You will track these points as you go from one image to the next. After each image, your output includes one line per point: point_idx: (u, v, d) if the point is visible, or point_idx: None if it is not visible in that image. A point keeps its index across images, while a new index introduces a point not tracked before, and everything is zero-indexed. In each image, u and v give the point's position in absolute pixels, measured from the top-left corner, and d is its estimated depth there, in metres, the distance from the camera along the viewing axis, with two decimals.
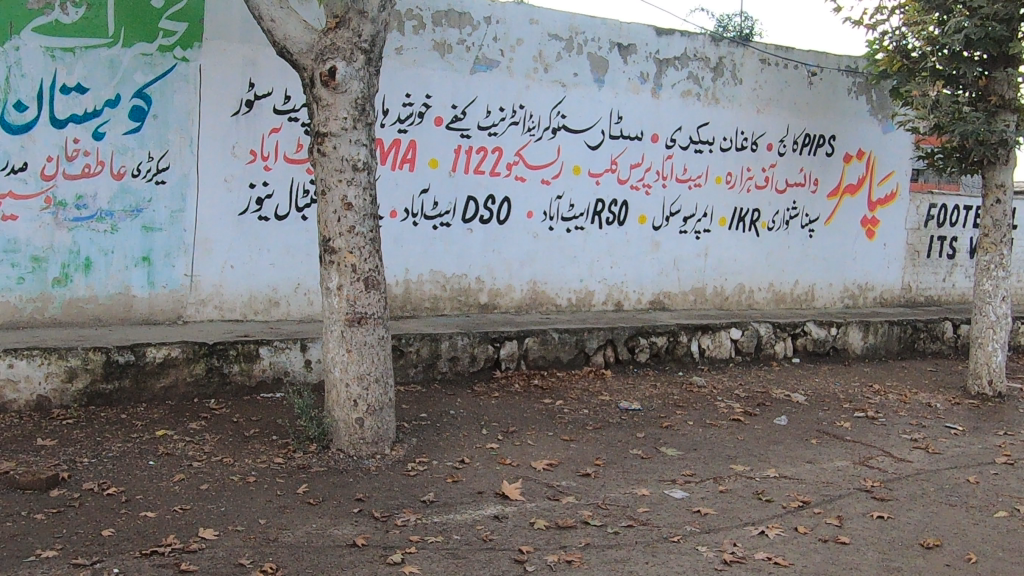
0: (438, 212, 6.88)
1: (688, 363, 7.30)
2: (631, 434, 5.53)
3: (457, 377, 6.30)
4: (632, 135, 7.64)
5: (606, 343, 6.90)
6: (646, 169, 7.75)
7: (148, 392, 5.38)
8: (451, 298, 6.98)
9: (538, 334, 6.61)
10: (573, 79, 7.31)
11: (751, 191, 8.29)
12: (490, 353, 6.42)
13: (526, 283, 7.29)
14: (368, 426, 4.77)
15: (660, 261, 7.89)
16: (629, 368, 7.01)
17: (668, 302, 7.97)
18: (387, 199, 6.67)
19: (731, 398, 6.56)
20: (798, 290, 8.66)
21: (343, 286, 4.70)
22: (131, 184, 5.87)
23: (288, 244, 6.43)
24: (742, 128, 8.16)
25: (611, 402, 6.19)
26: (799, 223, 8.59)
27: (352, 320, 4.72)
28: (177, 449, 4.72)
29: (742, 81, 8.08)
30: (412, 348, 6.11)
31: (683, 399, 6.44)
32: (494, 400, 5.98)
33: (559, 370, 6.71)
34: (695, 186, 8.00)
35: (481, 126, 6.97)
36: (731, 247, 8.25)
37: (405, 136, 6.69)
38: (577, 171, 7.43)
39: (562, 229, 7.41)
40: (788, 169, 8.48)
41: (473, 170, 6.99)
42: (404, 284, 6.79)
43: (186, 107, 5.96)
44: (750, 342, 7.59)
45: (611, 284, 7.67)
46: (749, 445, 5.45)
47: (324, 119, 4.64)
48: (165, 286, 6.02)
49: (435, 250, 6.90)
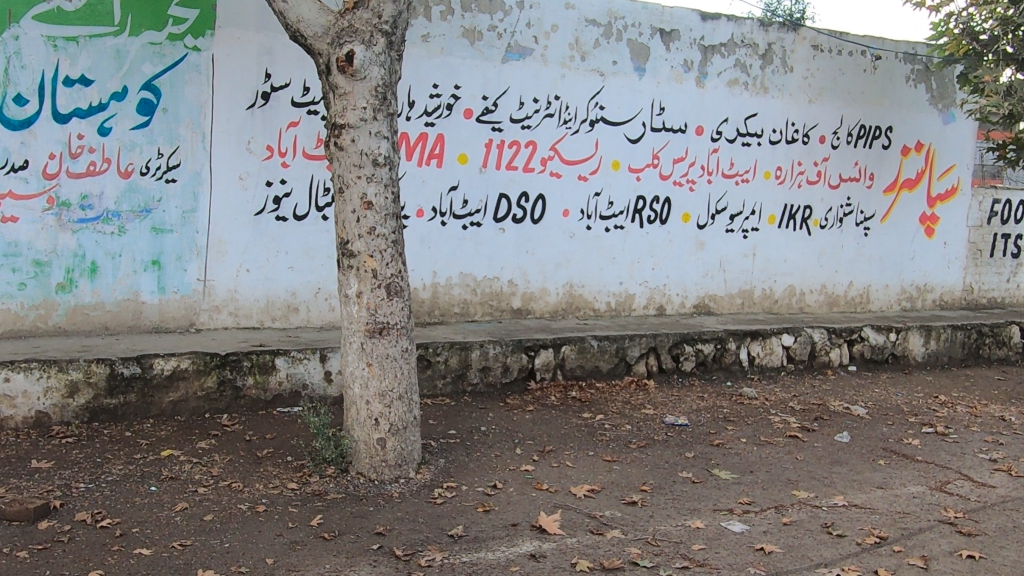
0: (468, 211, 6.43)
1: (737, 372, 6.78)
2: (679, 454, 5.04)
3: (489, 390, 5.86)
4: (676, 128, 7.13)
5: (648, 351, 6.42)
6: (691, 164, 7.24)
7: (155, 407, 4.98)
8: (482, 303, 6.53)
9: (576, 342, 6.13)
10: (613, 68, 6.82)
11: (803, 186, 7.75)
12: (525, 362, 5.95)
13: (563, 286, 6.81)
14: (391, 447, 4.34)
15: (705, 262, 7.38)
16: (673, 378, 6.51)
17: (714, 306, 7.45)
18: (413, 197, 6.24)
19: (785, 412, 6.04)
20: (853, 292, 8.10)
21: (363, 293, 4.27)
22: (140, 182, 5.48)
23: (307, 246, 6.02)
24: (793, 119, 7.62)
25: (656, 416, 5.70)
26: (854, 221, 8.03)
27: (372, 331, 4.28)
28: (182, 473, 4.31)
29: (793, 69, 7.54)
30: (440, 357, 5.68)
31: (733, 413, 5.93)
32: (529, 415, 5.51)
33: (599, 381, 6.23)
34: (742, 181, 7.47)
35: (513, 119, 6.51)
36: (781, 247, 7.72)
37: (433, 130, 6.25)
38: (616, 167, 6.95)
39: (601, 228, 6.92)
40: (842, 163, 7.93)
41: (506, 166, 6.53)
42: (431, 288, 6.35)
43: (198, 99, 5.56)
44: (804, 349, 7.06)
45: (653, 287, 7.17)
46: (810, 467, 4.93)
47: (341, 109, 4.21)
48: (176, 291, 5.63)
49: (464, 253, 6.45)
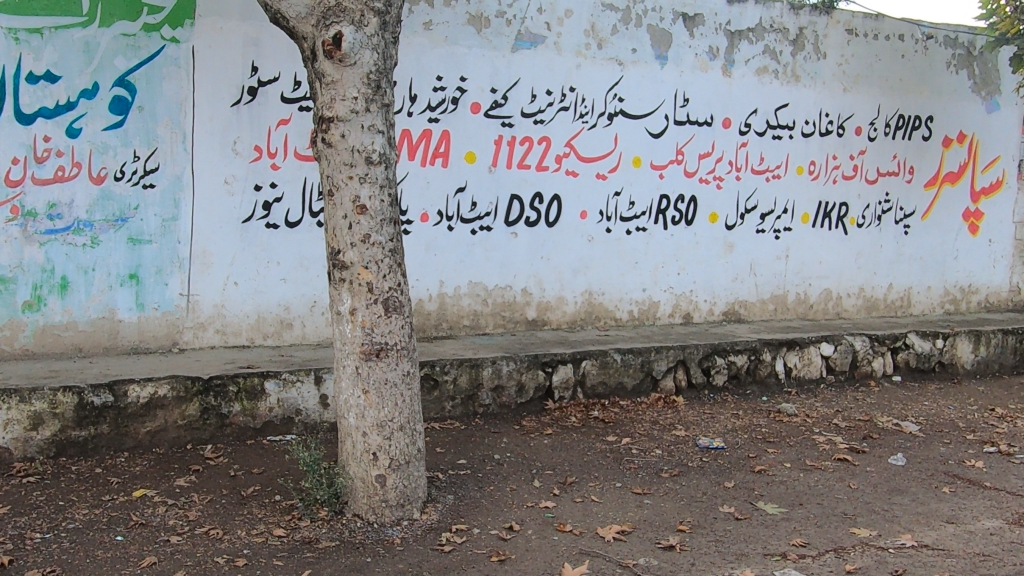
0: (477, 214, 5.89)
1: (773, 386, 6.22)
2: (718, 484, 4.48)
3: (503, 411, 5.32)
4: (701, 120, 6.58)
5: (676, 365, 5.86)
6: (718, 159, 6.68)
7: (130, 439, 4.47)
8: (494, 314, 5.99)
9: (597, 356, 5.58)
10: (632, 56, 6.28)
11: (838, 182, 7.18)
12: (542, 380, 5.41)
13: (581, 294, 6.27)
14: (391, 485, 3.80)
15: (734, 266, 6.82)
16: (703, 394, 5.95)
17: (745, 312, 6.89)
18: (416, 200, 5.70)
19: (830, 431, 5.47)
20: (892, 295, 7.52)
21: (357, 310, 3.74)
22: (114, 189, 4.97)
23: (301, 255, 5.49)
24: (827, 109, 7.05)
25: (688, 438, 5.14)
26: (893, 218, 7.46)
27: (368, 353, 3.75)
28: (155, 518, 3.79)
29: (827, 55, 6.97)
30: (448, 376, 5.14)
31: (773, 432, 5.37)
32: (547, 440, 4.96)
33: (623, 399, 5.68)
34: (773, 177, 6.91)
35: (525, 113, 5.98)
36: (816, 248, 7.15)
37: (437, 126, 5.71)
38: (637, 164, 6.40)
39: (621, 231, 6.38)
40: (880, 156, 7.35)
41: (517, 164, 5.99)
42: (438, 298, 5.81)
43: (177, 96, 5.04)
44: (844, 359, 6.49)
45: (679, 293, 6.62)
46: (866, 498, 4.36)
47: (329, 99, 3.68)
48: (157, 308, 5.11)
49: (474, 260, 5.91)
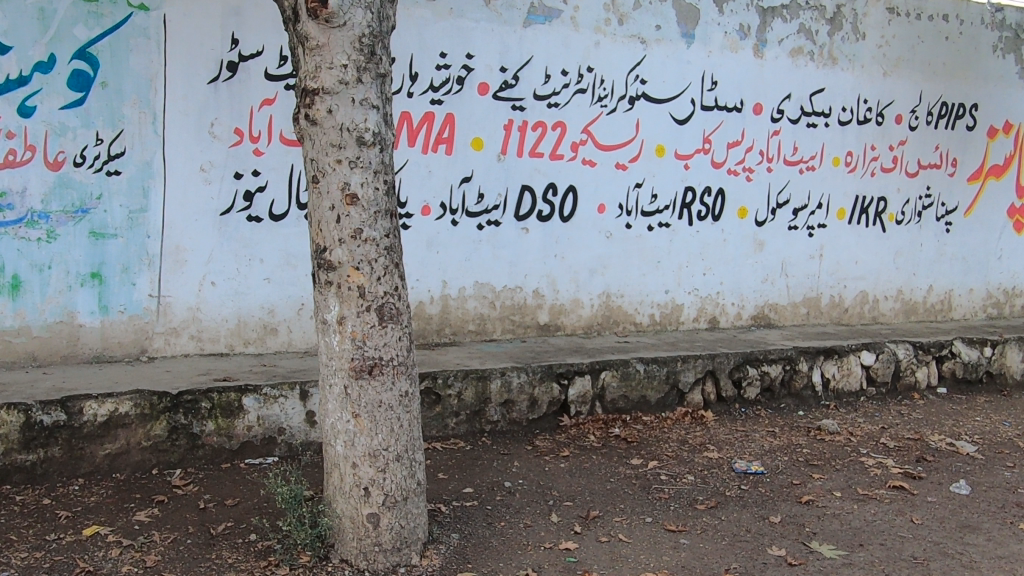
0: (484, 207, 5.30)
1: (810, 400, 5.64)
2: (762, 518, 3.89)
3: (513, 428, 4.74)
4: (730, 106, 5.99)
5: (705, 376, 5.28)
6: (747, 149, 6.09)
7: (86, 464, 3.88)
8: (502, 319, 5.40)
9: (618, 367, 5.00)
10: (655, 33, 5.68)
11: (876, 174, 6.60)
12: (557, 394, 4.83)
13: (598, 295, 5.68)
14: (386, 526, 3.22)
15: (765, 265, 6.22)
16: (734, 409, 5.37)
17: (776, 317, 6.30)
18: (417, 191, 5.11)
19: (879, 452, 4.88)
20: (932, 298, 6.94)
21: (346, 319, 3.16)
22: (74, 176, 4.38)
23: (287, 252, 4.89)
24: (865, 96, 6.46)
25: (722, 461, 4.56)
26: (934, 214, 6.87)
27: (359, 370, 3.17)
28: (106, 563, 3.21)
29: (866, 36, 6.37)
30: (452, 391, 4.56)
31: (816, 454, 4.78)
32: (564, 463, 4.37)
33: (647, 414, 5.10)
34: (807, 169, 6.32)
35: (538, 96, 5.38)
36: (852, 246, 6.56)
37: (440, 109, 5.12)
38: (660, 153, 5.81)
39: (643, 226, 5.79)
40: (921, 147, 6.76)
41: (529, 152, 5.39)
42: (441, 301, 5.22)
43: (146, 71, 4.45)
44: (886, 369, 5.90)
45: (704, 296, 6.03)
46: (935, 537, 3.78)
47: (313, 68, 3.09)
48: (123, 311, 4.52)
49: (481, 258, 5.32)
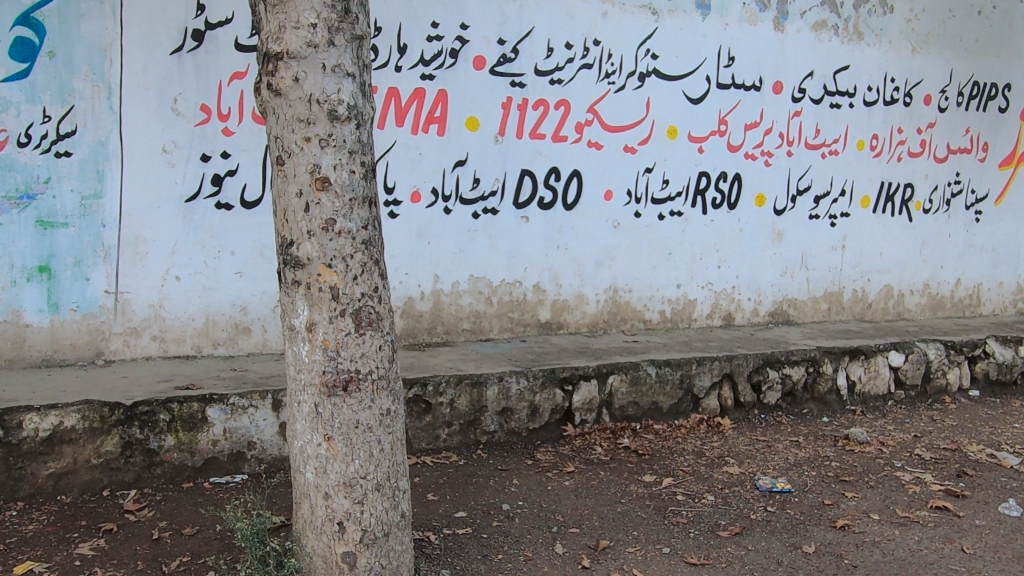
0: (480, 193, 4.82)
1: (834, 404, 5.18)
2: (793, 548, 3.43)
3: (511, 439, 4.28)
4: (748, 83, 5.50)
5: (721, 380, 4.81)
6: (766, 131, 5.61)
7: (26, 485, 3.41)
8: (500, 316, 4.93)
9: (627, 370, 4.53)
10: (668, 3, 5.19)
11: (903, 159, 6.12)
12: (560, 401, 4.36)
13: (604, 290, 5.21)
14: (364, 567, 2.77)
15: (784, 258, 5.75)
16: (753, 415, 4.92)
17: (795, 313, 5.84)
18: (406, 176, 4.63)
19: (915, 466, 4.43)
20: (960, 293, 6.48)
21: (317, 326, 2.69)
22: (17, 157, 3.88)
23: (261, 243, 4.41)
24: (892, 74, 5.98)
25: (744, 477, 4.10)
26: (963, 202, 6.40)
27: (331, 385, 2.70)
28: None
29: (895, 9, 5.87)
30: (443, 399, 4.10)
31: (847, 469, 4.32)
32: (569, 481, 3.90)
33: (658, 422, 4.64)
34: (830, 153, 5.85)
35: (539, 71, 4.89)
36: (876, 237, 6.10)
37: (431, 85, 4.62)
38: (672, 135, 5.32)
39: (653, 215, 5.31)
40: (951, 130, 6.29)
41: (530, 134, 4.91)
42: (432, 297, 4.75)
43: (100, 39, 3.95)
44: (916, 370, 5.44)
45: (718, 290, 5.56)
46: (991, 571, 3.32)
47: (276, 28, 2.60)
48: (76, 310, 4.04)
49: (477, 250, 4.84)
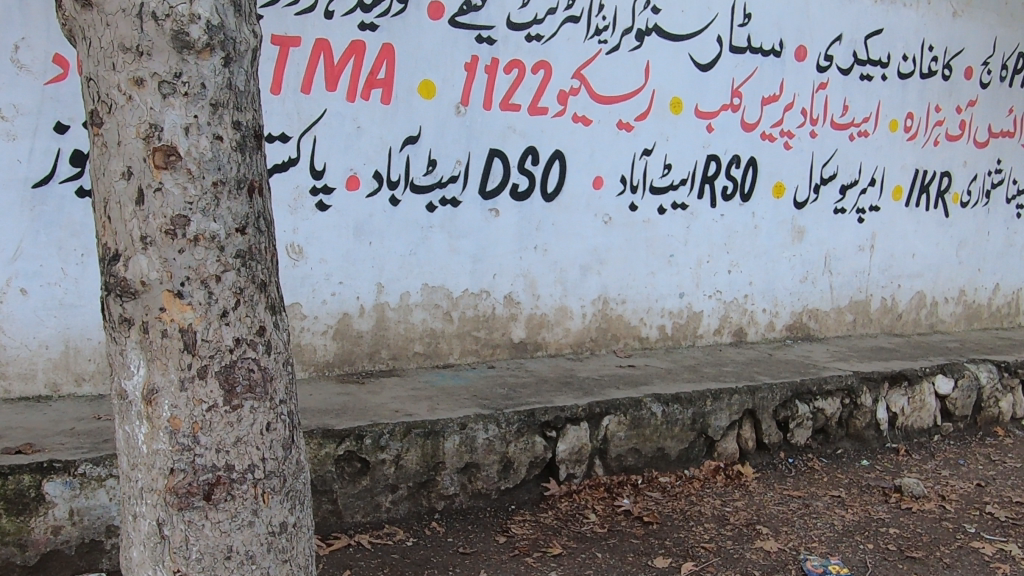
0: (436, 179, 3.75)
1: (873, 443, 4.22)
2: None
3: (478, 505, 3.24)
4: (766, 47, 4.50)
5: (742, 418, 3.82)
6: (788, 106, 4.61)
7: None
8: (461, 336, 3.88)
9: (627, 410, 3.50)
10: None
11: (940, 143, 5.17)
12: (541, 452, 3.32)
13: (592, 302, 4.18)
14: None
15: (805, 260, 4.77)
16: (779, 460, 3.94)
17: (816, 326, 4.87)
18: (339, 156, 3.54)
19: (994, 533, 3.45)
20: (997, 301, 5.57)
21: (158, 395, 1.57)
22: None
23: None
24: (931, 41, 5.02)
25: (785, 557, 3.10)
26: (1004, 194, 5.48)
27: (183, 495, 1.60)
28: None
29: None
30: (386, 455, 3.03)
31: (910, 539, 3.34)
32: (555, 571, 2.87)
33: (664, 473, 3.63)
34: (859, 134, 4.87)
35: (513, 24, 3.84)
36: (908, 235, 5.14)
37: (374, 38, 3.55)
38: (676, 109, 4.30)
39: (652, 208, 4.29)
40: (993, 109, 5.36)
41: (501, 104, 3.85)
42: (374, 313, 3.68)
43: None
44: (966, 398, 4.49)
45: (729, 301, 4.56)
46: None
47: None
48: None
49: (432, 252, 3.78)
